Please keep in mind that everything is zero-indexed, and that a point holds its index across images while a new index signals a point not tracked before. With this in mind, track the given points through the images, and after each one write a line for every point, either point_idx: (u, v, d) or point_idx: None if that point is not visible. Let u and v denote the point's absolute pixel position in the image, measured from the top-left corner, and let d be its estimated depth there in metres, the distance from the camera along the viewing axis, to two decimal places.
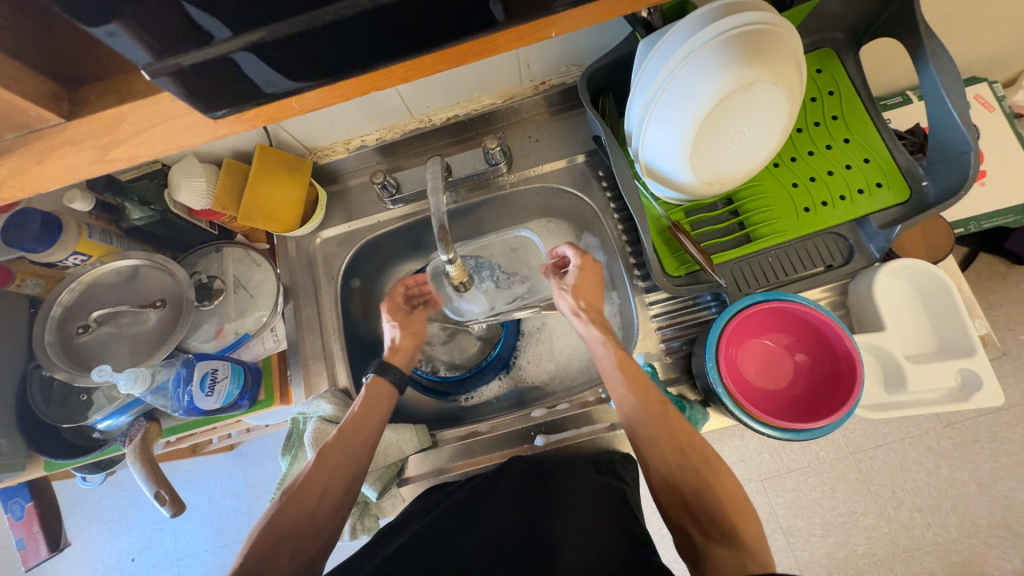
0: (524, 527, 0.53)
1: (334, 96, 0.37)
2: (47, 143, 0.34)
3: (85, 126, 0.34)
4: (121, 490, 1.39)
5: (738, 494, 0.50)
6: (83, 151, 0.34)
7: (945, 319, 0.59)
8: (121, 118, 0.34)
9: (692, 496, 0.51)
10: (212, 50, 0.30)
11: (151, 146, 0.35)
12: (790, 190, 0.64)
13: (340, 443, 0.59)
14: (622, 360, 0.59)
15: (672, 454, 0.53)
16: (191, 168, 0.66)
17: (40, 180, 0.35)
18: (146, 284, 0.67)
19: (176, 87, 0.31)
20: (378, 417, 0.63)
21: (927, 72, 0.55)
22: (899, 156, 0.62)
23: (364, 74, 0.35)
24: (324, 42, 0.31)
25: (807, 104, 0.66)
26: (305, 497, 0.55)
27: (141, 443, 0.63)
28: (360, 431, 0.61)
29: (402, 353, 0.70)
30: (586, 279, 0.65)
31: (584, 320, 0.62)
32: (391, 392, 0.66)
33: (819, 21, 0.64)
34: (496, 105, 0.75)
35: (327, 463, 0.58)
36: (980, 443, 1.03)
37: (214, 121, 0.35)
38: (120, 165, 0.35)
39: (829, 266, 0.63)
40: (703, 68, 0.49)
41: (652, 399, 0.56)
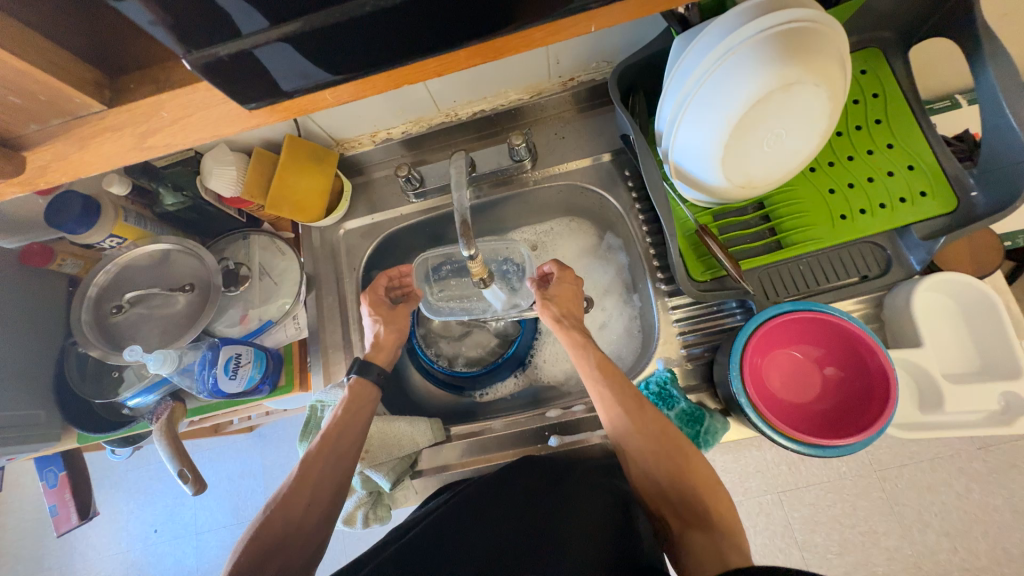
0: (523, 535, 0.51)
1: (365, 89, 0.37)
2: (89, 130, 0.35)
3: (125, 115, 0.35)
4: (146, 464, 1.45)
5: (722, 498, 0.52)
6: (123, 139, 0.35)
7: (991, 338, 0.56)
8: (158, 107, 0.35)
9: (679, 505, 0.52)
10: (250, 41, 0.30)
11: (186, 135, 0.36)
12: (826, 196, 0.61)
13: (326, 447, 0.60)
14: (601, 363, 0.60)
15: (653, 459, 0.54)
16: (222, 157, 0.68)
17: (81, 166, 0.36)
18: (177, 268, 0.69)
19: (214, 78, 0.32)
20: (362, 416, 0.63)
21: (985, 75, 0.51)
22: (947, 163, 0.59)
23: (396, 68, 0.35)
24: (358, 35, 0.31)
25: (849, 106, 0.63)
26: (291, 506, 0.56)
27: (167, 422, 0.65)
28: (345, 436, 0.61)
29: (385, 351, 0.70)
30: (565, 291, 0.67)
31: (564, 328, 0.63)
32: (371, 392, 0.66)
33: (867, 20, 0.61)
34: (522, 100, 0.74)
35: (312, 472, 0.58)
36: (1018, 468, 0.97)
37: (248, 112, 0.36)
38: (157, 152, 0.36)
39: (865, 277, 0.60)
40: (741, 67, 0.47)
41: (633, 405, 0.56)
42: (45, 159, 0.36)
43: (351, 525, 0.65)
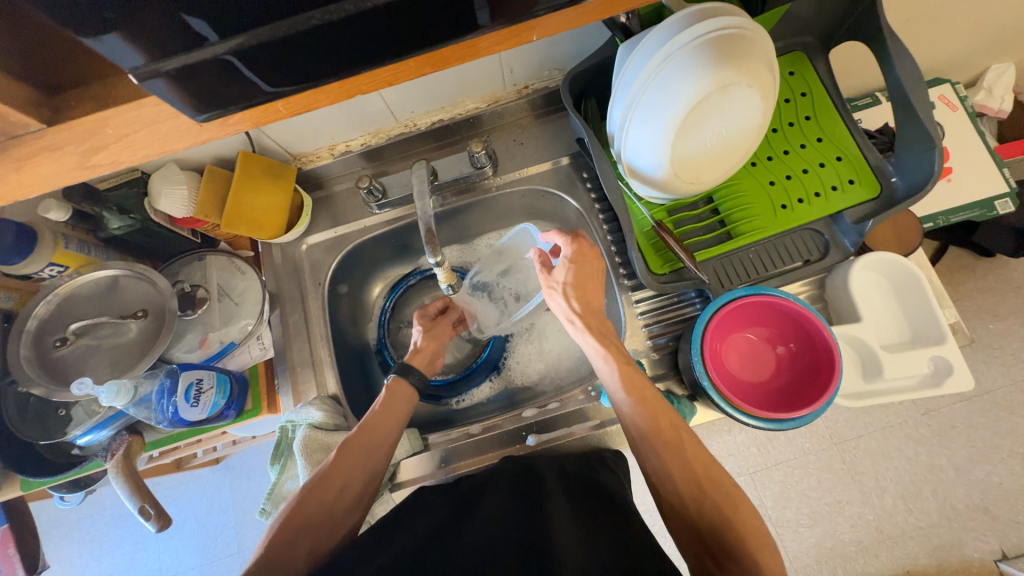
0: (525, 520, 0.54)
1: (319, 99, 0.37)
2: (25, 150, 0.34)
3: (63, 133, 0.34)
4: (101, 510, 1.35)
5: (744, 507, 0.50)
6: (63, 157, 0.34)
7: (917, 309, 0.62)
8: (101, 124, 0.34)
9: (698, 511, 0.51)
10: (206, 51, 0.30)
11: (133, 152, 0.35)
12: (768, 188, 0.66)
13: (364, 439, 0.60)
14: (626, 378, 0.57)
15: (687, 487, 0.51)
16: (171, 176, 0.65)
17: (18, 188, 0.35)
18: (127, 294, 0.65)
19: (170, 88, 0.31)
20: (399, 415, 0.64)
21: (891, 72, 0.57)
22: (869, 153, 0.65)
23: (346, 77, 0.35)
24: (306, 46, 0.31)
25: (781, 105, 0.69)
26: (325, 488, 0.56)
27: (123, 457, 0.62)
28: (381, 428, 0.62)
29: (422, 355, 0.72)
30: (579, 271, 0.63)
31: (580, 328, 0.61)
32: (411, 395, 0.67)
33: (788, 26, 0.67)
34: (480, 109, 0.76)
35: (346, 462, 0.58)
36: (956, 429, 1.06)
37: (198, 125, 0.35)
38: (103, 171, 0.35)
39: (808, 261, 0.65)
40: (680, 72, 0.51)
41: (664, 425, 0.54)
42: None
43: None
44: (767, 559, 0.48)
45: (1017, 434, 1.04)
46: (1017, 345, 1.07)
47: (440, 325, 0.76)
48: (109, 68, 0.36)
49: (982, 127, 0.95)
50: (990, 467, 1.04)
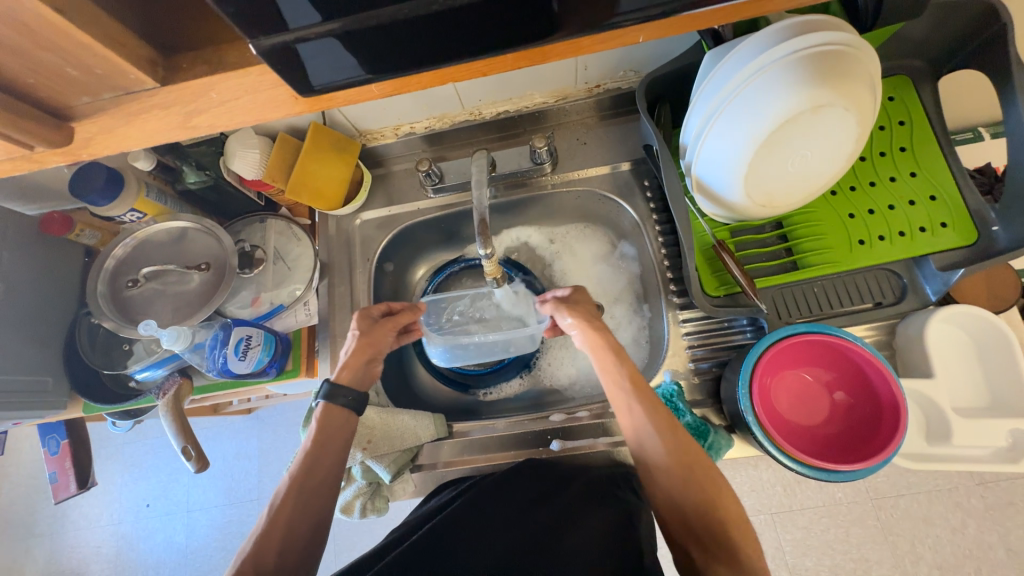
0: (538, 540, 0.53)
1: (407, 85, 0.36)
2: (134, 106, 0.35)
3: (170, 93, 0.34)
4: (145, 438, 1.47)
5: (733, 512, 0.50)
6: (168, 116, 0.35)
7: (1001, 375, 0.56)
8: (206, 88, 0.34)
9: (690, 504, 0.50)
10: (288, 36, 0.29)
11: (231, 118, 0.36)
12: (846, 221, 0.61)
13: (301, 479, 0.55)
14: (628, 371, 0.56)
15: (679, 477, 0.51)
16: (247, 140, 0.68)
17: (121, 140, 0.37)
18: (193, 247, 0.69)
19: (271, 63, 0.31)
20: (336, 446, 0.58)
21: (1015, 109, 0.51)
22: (969, 196, 0.59)
23: (440, 67, 0.34)
24: (413, 33, 0.30)
25: (875, 133, 0.63)
26: (264, 548, 0.52)
27: (173, 398, 0.66)
28: (321, 462, 0.57)
29: (351, 368, 0.62)
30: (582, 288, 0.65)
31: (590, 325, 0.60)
32: (347, 419, 0.59)
33: (898, 47, 0.61)
34: (547, 104, 0.75)
35: (284, 512, 0.53)
36: (1017, 507, 0.99)
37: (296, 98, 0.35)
38: (200, 132, 0.37)
39: (878, 304, 0.60)
40: (770, 86, 0.47)
41: (663, 420, 0.53)
42: (90, 131, 0.36)
43: (349, 513, 0.65)
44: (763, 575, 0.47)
45: None
46: None
47: (383, 329, 0.65)
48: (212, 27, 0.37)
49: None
50: None
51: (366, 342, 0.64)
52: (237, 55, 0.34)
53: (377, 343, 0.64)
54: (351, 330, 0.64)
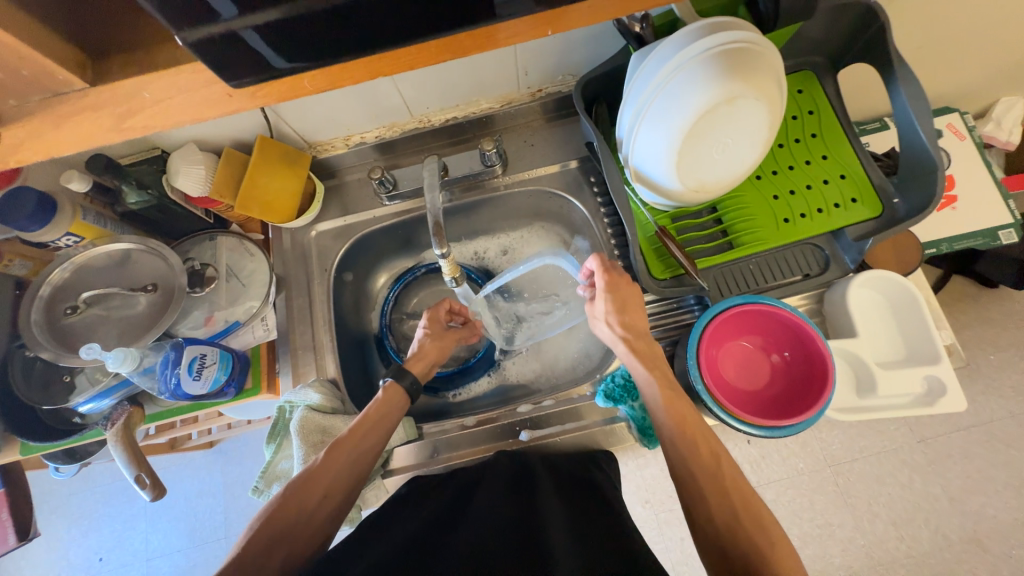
0: (522, 519, 0.55)
1: (341, 78, 0.36)
2: (67, 108, 0.34)
3: (102, 93, 0.34)
4: (92, 486, 1.37)
5: (740, 482, 0.52)
6: (101, 117, 0.34)
7: (913, 328, 0.62)
8: (140, 87, 0.34)
9: (710, 489, 0.52)
10: (219, 26, 0.30)
11: (166, 118, 0.34)
12: (771, 202, 0.67)
13: (348, 448, 0.58)
14: (670, 403, 0.55)
15: (727, 520, 0.50)
16: (190, 156, 0.67)
17: (53, 147, 0.34)
18: (138, 268, 0.67)
19: (200, 54, 0.31)
20: (386, 426, 0.61)
21: (898, 94, 0.60)
22: (873, 173, 0.66)
23: (372, 54, 0.35)
24: (347, 21, 0.32)
25: (789, 122, 0.70)
26: (306, 496, 0.55)
27: (123, 427, 0.63)
28: (369, 435, 0.60)
29: (423, 361, 0.70)
30: (618, 301, 0.62)
31: (626, 350, 0.60)
32: (403, 399, 0.65)
33: (800, 45, 0.68)
34: (493, 109, 0.78)
35: (330, 472, 0.57)
36: (952, 458, 1.16)
37: (230, 94, 0.35)
38: (135, 135, 0.35)
39: (807, 275, 0.66)
40: (690, 81, 0.52)
41: (707, 458, 0.53)
42: (14, 137, 0.33)
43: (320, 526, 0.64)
44: (781, 541, 0.49)
45: (1010, 467, 1.14)
46: (1015, 376, 1.19)
47: (450, 335, 0.74)
48: (137, 30, 0.36)
49: (980, 167, 1.05)
50: (983, 499, 1.13)
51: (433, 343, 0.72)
52: (172, 55, 0.34)
53: (445, 347, 0.72)
54: (422, 332, 0.71)
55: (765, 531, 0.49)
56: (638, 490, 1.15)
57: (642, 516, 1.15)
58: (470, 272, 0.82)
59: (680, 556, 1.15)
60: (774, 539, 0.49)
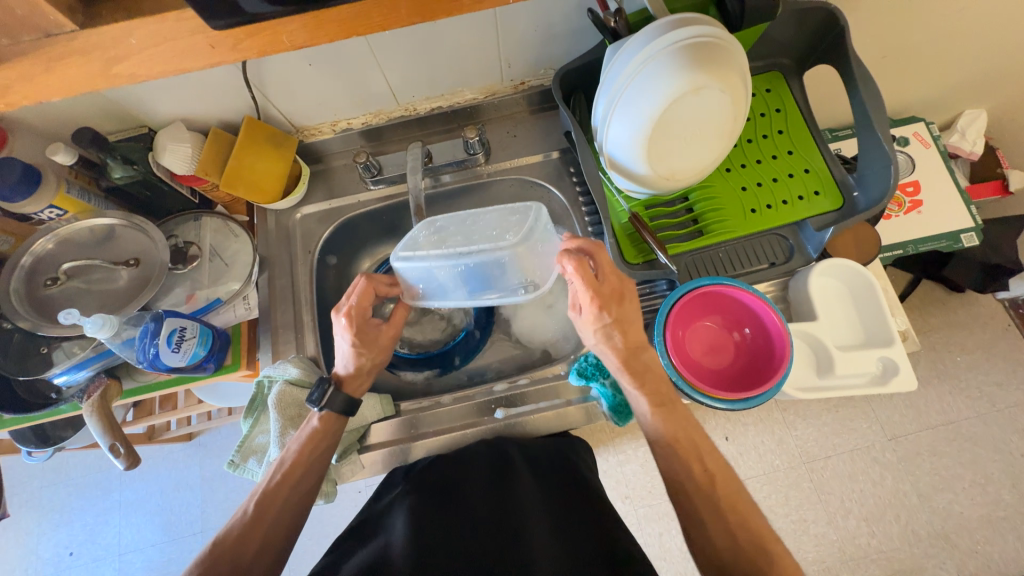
0: (497, 527, 0.58)
1: (318, 37, 0.38)
2: (56, 51, 0.35)
3: (91, 37, 0.35)
4: (65, 480, 1.34)
5: (732, 487, 0.53)
6: (88, 62, 0.36)
7: (870, 312, 0.66)
8: (126, 33, 0.36)
9: (702, 505, 0.52)
10: None
11: (152, 66, 0.37)
12: (740, 193, 0.71)
13: (285, 485, 0.59)
14: (669, 424, 0.56)
15: (721, 531, 0.50)
16: (177, 133, 0.68)
17: (41, 88, 0.36)
18: (121, 243, 0.68)
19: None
20: (322, 457, 0.61)
21: (856, 93, 0.64)
22: (834, 168, 0.70)
23: (347, 13, 0.37)
24: None
25: (757, 118, 0.74)
26: (244, 543, 0.55)
27: (100, 399, 0.64)
28: (297, 476, 0.59)
29: (358, 376, 0.66)
30: (609, 323, 0.58)
31: (622, 373, 0.58)
32: (340, 420, 0.63)
33: (769, 46, 0.72)
34: (478, 100, 0.80)
35: (268, 514, 0.57)
36: (921, 456, 1.19)
37: (212, 48, 0.37)
38: (122, 82, 0.37)
39: (773, 264, 0.70)
40: (659, 70, 0.55)
41: (696, 473, 0.54)
42: (5, 76, 0.35)
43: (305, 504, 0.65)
44: (774, 544, 0.49)
45: (975, 465, 1.18)
46: (980, 377, 1.24)
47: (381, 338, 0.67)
48: None
49: (943, 174, 1.10)
50: (951, 496, 1.17)
51: (363, 352, 0.66)
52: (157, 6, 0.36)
53: (373, 353, 0.66)
54: (348, 349, 0.64)
55: (763, 545, 0.49)
56: (617, 485, 1.17)
57: (621, 511, 1.16)
58: None
59: (658, 551, 1.16)
60: (765, 545, 0.48)
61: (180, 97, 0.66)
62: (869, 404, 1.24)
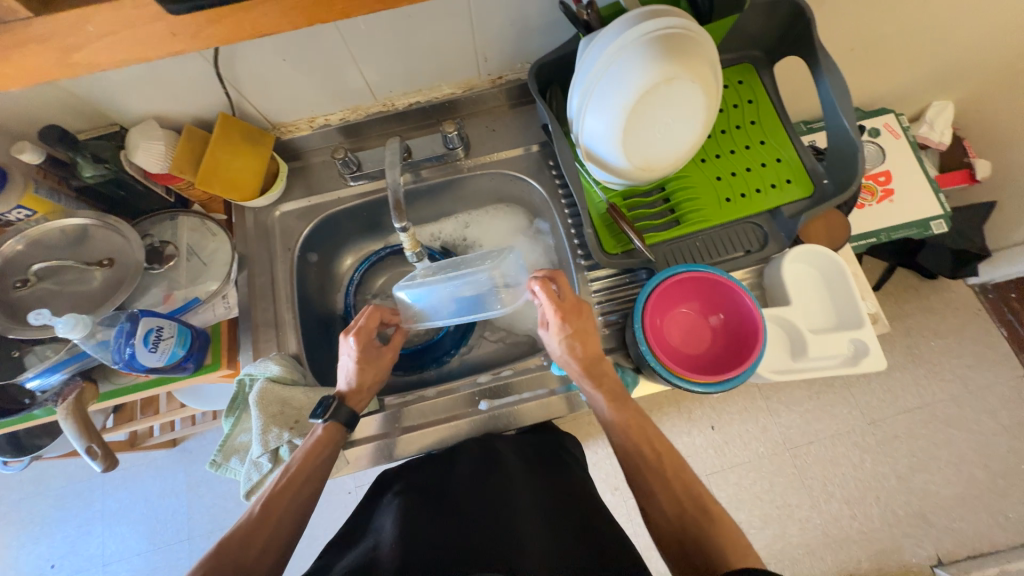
0: (493, 523, 0.59)
1: (281, 23, 0.39)
2: None
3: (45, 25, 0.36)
4: (45, 491, 1.31)
5: (678, 462, 0.58)
6: (45, 51, 0.36)
7: (841, 297, 0.68)
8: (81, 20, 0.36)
9: (654, 481, 0.56)
10: None
11: (110, 52, 0.37)
12: (714, 183, 0.72)
13: (289, 492, 0.58)
14: (629, 418, 0.59)
15: (671, 505, 0.55)
16: (150, 131, 0.67)
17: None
18: (94, 243, 0.66)
19: None
20: (325, 463, 0.61)
21: (823, 83, 0.65)
22: (805, 157, 0.72)
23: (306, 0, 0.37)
24: None
25: (730, 110, 0.75)
26: (246, 548, 0.53)
27: (76, 402, 0.63)
28: (299, 479, 0.59)
29: (360, 394, 0.67)
30: (569, 335, 0.61)
31: (582, 379, 0.61)
32: (339, 432, 0.63)
33: (740, 38, 0.73)
34: (456, 94, 0.80)
35: (271, 518, 0.56)
36: (899, 438, 1.23)
37: (172, 34, 0.38)
38: (80, 69, 0.38)
39: (748, 251, 0.71)
40: (631, 62, 0.56)
41: (650, 456, 0.58)
42: None
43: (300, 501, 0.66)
44: (719, 512, 0.53)
45: (950, 446, 1.22)
46: (953, 361, 1.28)
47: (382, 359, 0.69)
48: None
49: (913, 163, 1.14)
50: (928, 477, 1.20)
51: (365, 368, 0.67)
52: None
53: (375, 372, 0.68)
54: (352, 364, 0.66)
55: (706, 511, 0.53)
56: (606, 478, 1.18)
57: (611, 503, 1.17)
58: (436, 254, 0.86)
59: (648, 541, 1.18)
60: (714, 516, 0.53)
61: (152, 94, 0.66)
62: (848, 389, 1.27)
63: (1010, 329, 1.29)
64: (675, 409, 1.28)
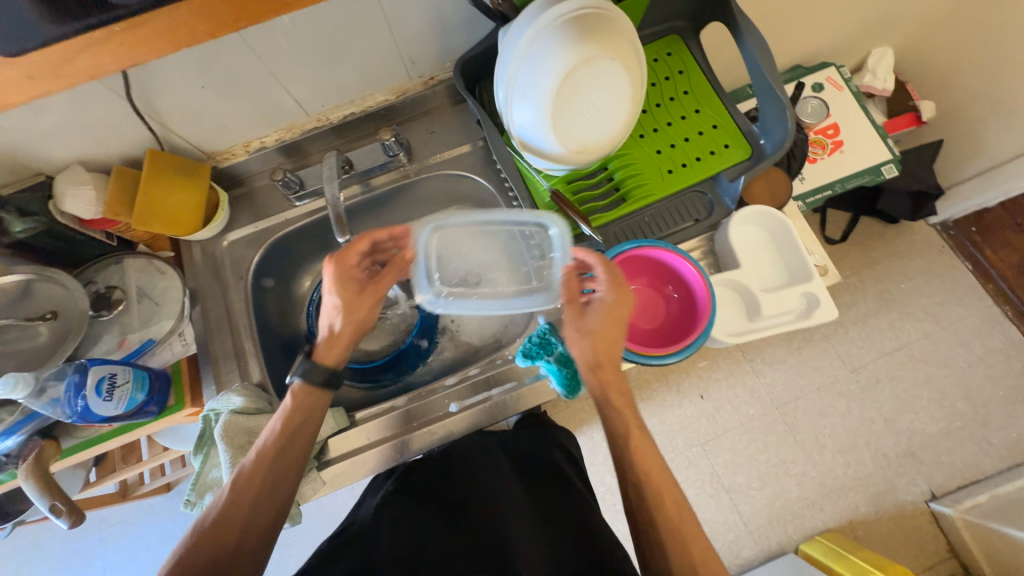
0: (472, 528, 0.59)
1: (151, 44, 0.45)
2: None
3: None
4: (43, 553, 1.29)
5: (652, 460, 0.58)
6: None
7: (789, 254, 0.69)
8: None
9: (633, 479, 0.57)
10: None
11: None
12: (655, 156, 0.72)
13: (264, 467, 0.57)
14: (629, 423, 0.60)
15: (646, 496, 0.56)
16: (76, 177, 0.66)
17: None
18: (37, 300, 0.64)
19: None
20: (299, 437, 0.60)
21: (745, 44, 0.66)
22: (739, 120, 0.72)
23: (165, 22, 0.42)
24: None
25: (662, 83, 0.76)
26: (222, 535, 0.54)
27: (35, 464, 0.62)
28: (274, 454, 0.58)
29: (337, 342, 0.64)
30: (609, 323, 0.60)
31: (595, 375, 0.60)
32: (320, 398, 0.63)
33: (662, 10, 0.73)
34: (390, 101, 0.80)
35: (245, 498, 0.56)
36: (881, 383, 1.25)
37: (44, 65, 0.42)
38: None
39: (697, 220, 0.71)
40: (548, 47, 0.57)
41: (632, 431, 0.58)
42: None
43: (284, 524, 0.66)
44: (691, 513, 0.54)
45: (931, 383, 1.25)
46: (924, 300, 1.30)
47: (363, 302, 0.64)
48: None
49: (857, 112, 1.15)
50: (913, 416, 1.23)
51: (346, 308, 0.63)
52: None
53: (359, 313, 0.64)
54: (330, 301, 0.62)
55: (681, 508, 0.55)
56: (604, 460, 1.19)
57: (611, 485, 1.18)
58: None
59: None
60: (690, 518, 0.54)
61: (71, 139, 0.64)
62: (828, 341, 1.29)
63: (974, 263, 1.32)
64: (664, 385, 1.29)
